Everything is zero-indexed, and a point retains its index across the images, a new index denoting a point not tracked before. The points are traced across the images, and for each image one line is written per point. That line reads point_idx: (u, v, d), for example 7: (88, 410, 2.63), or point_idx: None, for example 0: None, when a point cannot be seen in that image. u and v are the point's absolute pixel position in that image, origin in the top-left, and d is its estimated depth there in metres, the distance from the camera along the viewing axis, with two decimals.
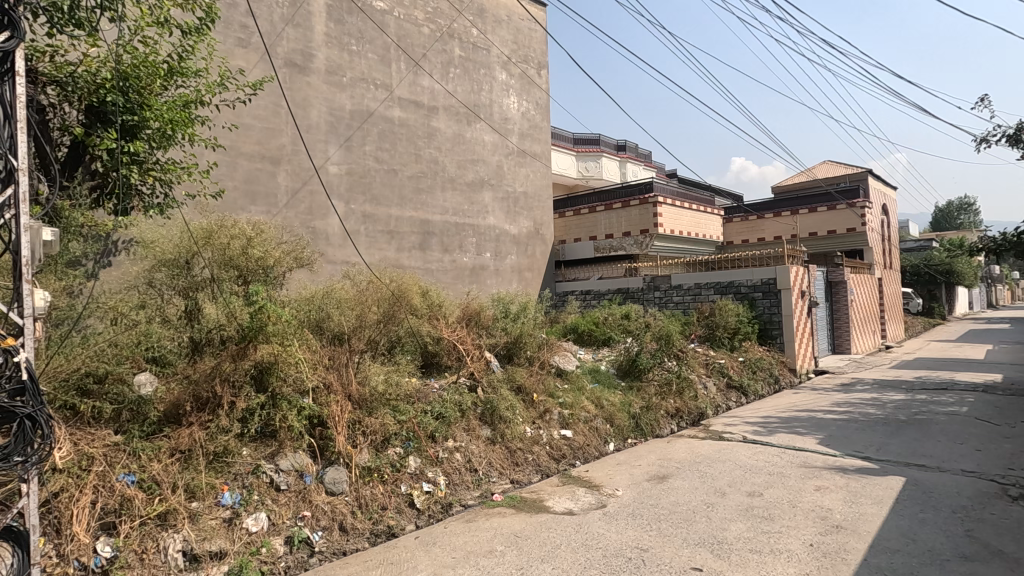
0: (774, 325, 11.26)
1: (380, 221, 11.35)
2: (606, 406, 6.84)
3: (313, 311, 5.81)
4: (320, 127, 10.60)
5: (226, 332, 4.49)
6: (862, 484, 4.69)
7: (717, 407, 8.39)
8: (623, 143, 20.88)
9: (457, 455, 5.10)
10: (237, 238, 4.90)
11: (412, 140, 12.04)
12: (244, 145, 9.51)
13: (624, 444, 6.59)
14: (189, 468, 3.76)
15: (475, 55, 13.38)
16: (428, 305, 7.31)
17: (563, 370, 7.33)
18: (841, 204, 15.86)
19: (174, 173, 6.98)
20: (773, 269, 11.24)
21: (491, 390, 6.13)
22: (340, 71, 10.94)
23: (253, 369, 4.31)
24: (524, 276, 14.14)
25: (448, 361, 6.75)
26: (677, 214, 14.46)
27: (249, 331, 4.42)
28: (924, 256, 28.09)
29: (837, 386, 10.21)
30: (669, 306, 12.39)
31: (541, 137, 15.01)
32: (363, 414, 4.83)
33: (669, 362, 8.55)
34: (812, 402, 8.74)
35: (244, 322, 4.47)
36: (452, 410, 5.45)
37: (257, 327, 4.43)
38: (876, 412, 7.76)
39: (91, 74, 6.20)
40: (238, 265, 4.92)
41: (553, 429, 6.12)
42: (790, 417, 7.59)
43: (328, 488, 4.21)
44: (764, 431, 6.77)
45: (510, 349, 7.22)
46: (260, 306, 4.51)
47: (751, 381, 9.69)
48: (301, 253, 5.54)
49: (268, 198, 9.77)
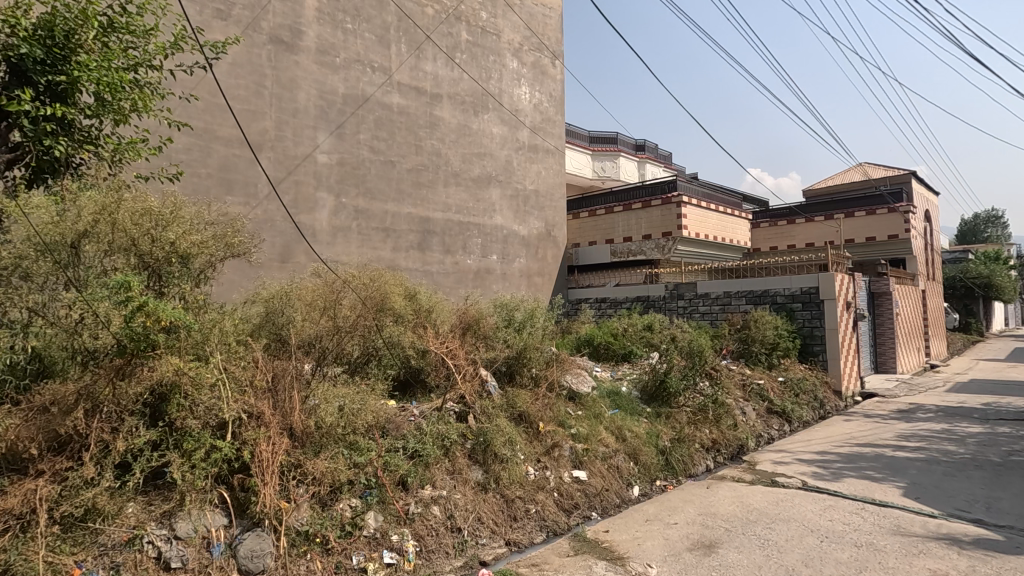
0: (817, 340, 9.87)
1: (374, 217, 10.19)
2: (629, 438, 5.55)
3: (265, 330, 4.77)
4: (309, 111, 9.47)
5: (102, 341, 3.15)
6: (995, 570, 3.34)
7: (759, 438, 7.05)
8: (642, 143, 19.60)
9: (435, 509, 3.85)
10: (136, 216, 3.51)
11: (413, 129, 10.88)
12: (220, 127, 8.40)
13: (651, 488, 5.28)
14: (23, 543, 2.61)
15: (484, 41, 12.23)
16: (415, 310, 6.11)
17: (575, 392, 6.06)
18: (883, 208, 14.47)
19: (117, 150, 5.86)
20: (816, 276, 9.85)
21: (486, 418, 4.87)
22: (332, 51, 9.82)
23: (146, 393, 3.09)
24: (533, 281, 12.87)
25: (435, 381, 5.51)
26: (702, 216, 13.13)
27: (131, 338, 3.04)
28: (960, 267, 26.32)
29: (895, 412, 8.77)
30: (695, 316, 11.08)
31: (555, 131, 13.78)
32: (307, 455, 3.56)
33: (702, 384, 7.23)
34: (872, 433, 7.35)
35: (121, 329, 3.05)
36: (432, 446, 4.21)
37: (142, 337, 3.06)
38: (959, 450, 6.34)
39: (7, 23, 5.10)
40: (143, 256, 3.53)
41: (564, 470, 4.83)
42: (853, 454, 6.22)
43: (242, 565, 2.99)
44: (827, 475, 5.41)
45: (511, 365, 5.94)
46: (139, 305, 3.06)
47: (795, 405, 8.32)
48: (235, 238, 4.05)
49: (247, 188, 8.65)
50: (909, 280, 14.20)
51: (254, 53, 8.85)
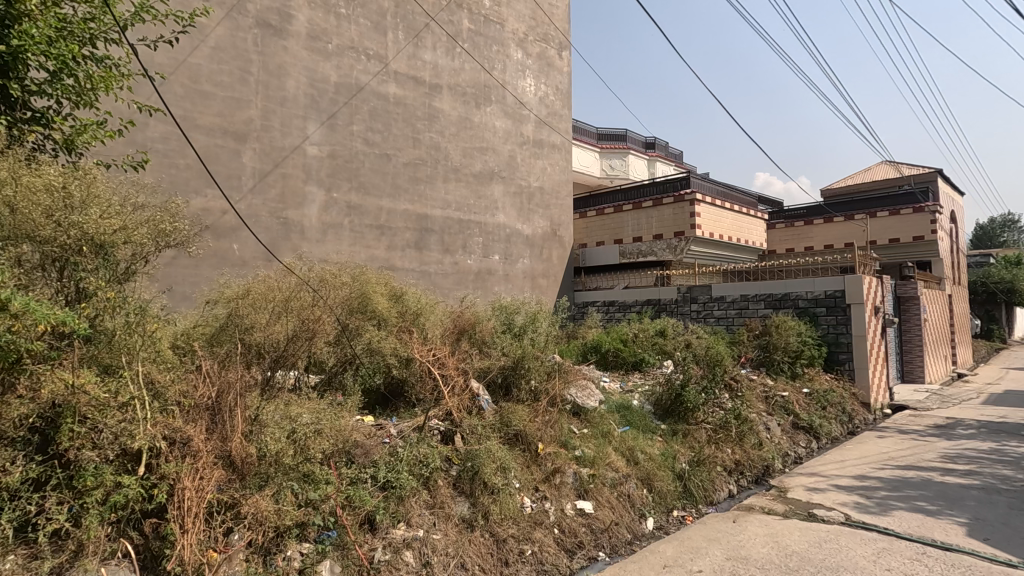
0: (842, 348, 9.09)
1: (368, 213, 9.53)
2: (642, 462, 4.85)
3: (218, 337, 4.20)
4: (298, 100, 8.81)
5: None
6: None
7: (786, 457, 6.32)
8: (652, 141, 18.86)
9: (408, 555, 3.15)
10: (33, 194, 2.73)
11: (410, 121, 10.22)
12: (200, 116, 7.76)
13: (668, 520, 4.56)
14: None
15: (487, 30, 11.57)
16: (401, 314, 5.44)
17: (580, 407, 5.37)
18: (907, 207, 13.66)
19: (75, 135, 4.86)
20: (841, 278, 9.08)
21: (475, 439, 4.18)
22: (324, 36, 9.18)
23: (32, 415, 2.43)
24: (538, 282, 12.18)
25: (420, 394, 4.82)
26: (717, 215, 12.36)
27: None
28: (982, 271, 25.24)
29: (933, 428, 7.98)
30: (709, 321, 10.33)
31: (562, 126, 13.10)
32: (247, 491, 2.87)
33: (723, 397, 6.49)
34: (912, 453, 6.58)
35: None
36: (408, 476, 3.52)
37: (11, 353, 2.35)
38: (1017, 475, 5.57)
39: None
40: (40, 240, 2.74)
41: (566, 501, 4.13)
42: (896, 479, 5.47)
43: None
44: (872, 506, 4.67)
45: (507, 377, 5.22)
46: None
47: (823, 419, 7.57)
48: (170, 225, 3.34)
49: (229, 180, 8.00)
50: (935, 283, 13.38)
51: (238, 36, 8.21)
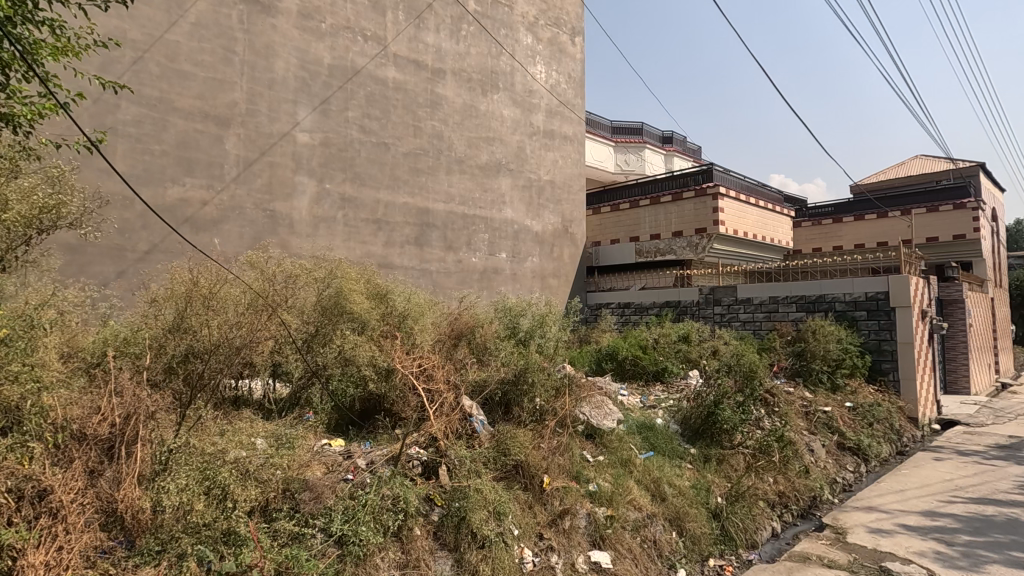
0: (886, 356, 8.12)
1: (364, 206, 8.73)
2: (671, 498, 3.99)
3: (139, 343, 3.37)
4: (288, 83, 8.02)
5: None
6: None
7: (835, 486, 5.43)
8: (669, 136, 18.02)
9: None
10: None
11: (410, 108, 9.41)
12: (178, 98, 6.99)
13: (703, 572, 3.70)
14: None
15: (494, 12, 10.74)
16: (383, 316, 4.60)
17: (595, 429, 4.49)
18: (947, 203, 12.58)
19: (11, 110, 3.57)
20: (884, 279, 8.09)
21: (464, 474, 3.33)
22: (317, 14, 8.38)
23: None
24: (548, 282, 11.35)
25: (402, 412, 3.99)
26: (741, 211, 11.38)
27: None
28: (1014, 275, 23.86)
29: (997, 449, 7.00)
30: (734, 325, 9.44)
31: (574, 116, 12.25)
32: (134, 561, 2.11)
33: (762, 417, 5.60)
34: (983, 481, 5.62)
35: None
36: (371, 527, 2.68)
37: None
38: None
39: None
40: None
41: (578, 553, 3.29)
42: (979, 519, 4.52)
43: None
44: (962, 560, 3.73)
45: (507, 394, 4.36)
46: None
47: (872, 439, 6.63)
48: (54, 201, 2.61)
49: (210, 169, 7.23)
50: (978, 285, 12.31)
51: (222, 12, 7.42)
